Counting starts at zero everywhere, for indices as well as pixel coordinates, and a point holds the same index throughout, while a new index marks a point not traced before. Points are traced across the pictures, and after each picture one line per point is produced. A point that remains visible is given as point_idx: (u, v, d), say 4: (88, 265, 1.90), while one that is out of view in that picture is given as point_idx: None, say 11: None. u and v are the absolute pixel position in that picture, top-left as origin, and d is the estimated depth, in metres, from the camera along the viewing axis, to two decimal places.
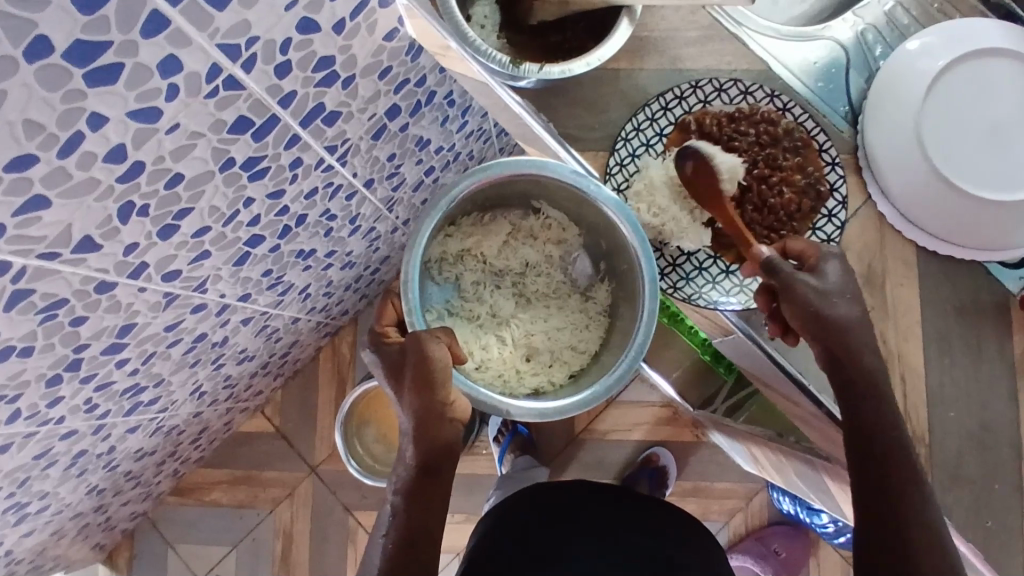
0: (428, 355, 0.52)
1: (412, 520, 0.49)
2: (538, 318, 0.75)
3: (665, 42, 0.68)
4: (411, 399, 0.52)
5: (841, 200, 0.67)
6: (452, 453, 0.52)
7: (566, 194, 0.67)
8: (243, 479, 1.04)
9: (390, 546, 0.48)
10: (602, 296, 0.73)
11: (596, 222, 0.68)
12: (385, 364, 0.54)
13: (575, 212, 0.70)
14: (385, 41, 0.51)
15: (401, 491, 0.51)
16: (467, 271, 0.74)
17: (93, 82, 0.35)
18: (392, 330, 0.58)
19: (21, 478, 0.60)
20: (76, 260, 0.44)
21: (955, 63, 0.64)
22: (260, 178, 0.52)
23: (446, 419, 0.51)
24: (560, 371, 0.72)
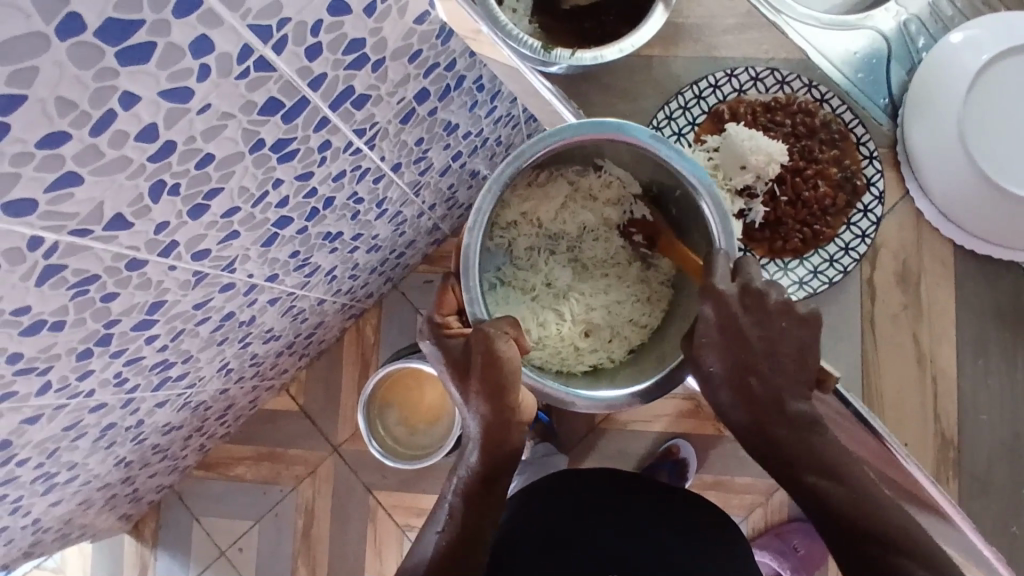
0: (501, 358, 0.54)
1: (467, 520, 0.57)
2: (598, 291, 0.73)
3: (704, 29, 0.66)
4: (481, 405, 0.56)
5: (878, 195, 0.67)
6: (514, 453, 0.58)
7: (636, 160, 0.63)
8: (267, 456, 1.06)
9: (443, 546, 0.56)
10: (665, 266, 0.72)
11: (668, 189, 0.64)
12: (450, 359, 0.58)
13: (642, 175, 0.66)
14: (416, 24, 0.51)
15: (464, 491, 0.58)
16: (522, 238, 0.72)
17: (125, 61, 0.35)
18: (453, 317, 0.61)
19: (50, 448, 0.62)
20: (107, 237, 0.44)
21: (999, 57, 0.62)
22: (289, 161, 0.52)
23: (512, 427, 0.57)
24: (619, 347, 0.70)
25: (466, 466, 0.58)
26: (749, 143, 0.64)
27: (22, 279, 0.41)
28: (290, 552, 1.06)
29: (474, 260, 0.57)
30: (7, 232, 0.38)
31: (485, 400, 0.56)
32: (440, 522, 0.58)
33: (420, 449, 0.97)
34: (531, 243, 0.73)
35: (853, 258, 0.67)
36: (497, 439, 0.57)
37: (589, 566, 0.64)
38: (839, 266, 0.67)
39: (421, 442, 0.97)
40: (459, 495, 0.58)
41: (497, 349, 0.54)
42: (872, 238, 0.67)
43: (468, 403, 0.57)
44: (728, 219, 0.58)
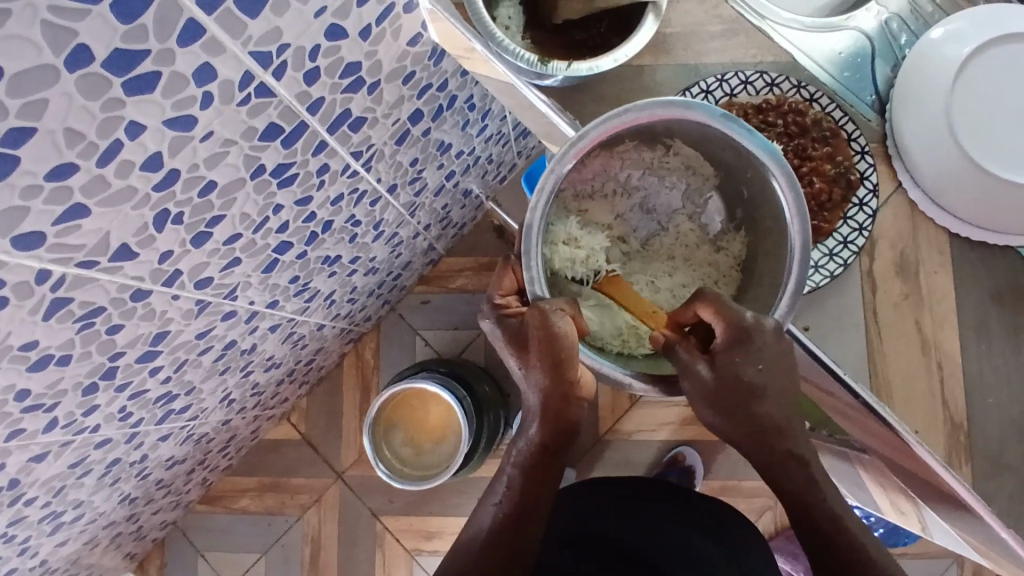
0: (559, 333, 0.52)
1: (526, 496, 0.55)
2: (661, 273, 0.66)
3: (695, 35, 0.67)
4: (542, 379, 0.54)
5: (872, 188, 0.68)
6: (574, 426, 0.56)
7: (709, 142, 0.58)
8: (271, 486, 1.05)
9: (501, 521, 0.54)
10: (735, 248, 0.64)
11: (737, 167, 0.58)
12: (510, 334, 0.55)
13: (714, 153, 0.59)
14: (410, 46, 0.52)
15: (524, 458, 0.56)
16: (592, 216, 0.65)
17: (131, 90, 0.35)
18: (512, 297, 0.58)
19: (57, 486, 0.61)
20: (113, 268, 0.44)
21: (982, 48, 0.65)
22: (289, 185, 0.53)
23: (573, 401, 0.55)
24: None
25: (525, 440, 0.56)
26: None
27: (30, 313, 0.41)
28: None
29: (534, 233, 0.53)
30: (17, 265, 0.38)
31: (545, 373, 0.53)
32: (497, 493, 0.56)
33: (428, 470, 0.96)
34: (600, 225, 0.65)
35: (852, 252, 0.68)
36: (558, 413, 0.55)
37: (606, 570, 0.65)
38: (839, 259, 0.68)
39: (429, 462, 0.97)
40: (517, 467, 0.56)
41: (558, 326, 0.52)
42: (869, 231, 0.68)
43: (527, 376, 0.55)
44: (802, 203, 0.53)
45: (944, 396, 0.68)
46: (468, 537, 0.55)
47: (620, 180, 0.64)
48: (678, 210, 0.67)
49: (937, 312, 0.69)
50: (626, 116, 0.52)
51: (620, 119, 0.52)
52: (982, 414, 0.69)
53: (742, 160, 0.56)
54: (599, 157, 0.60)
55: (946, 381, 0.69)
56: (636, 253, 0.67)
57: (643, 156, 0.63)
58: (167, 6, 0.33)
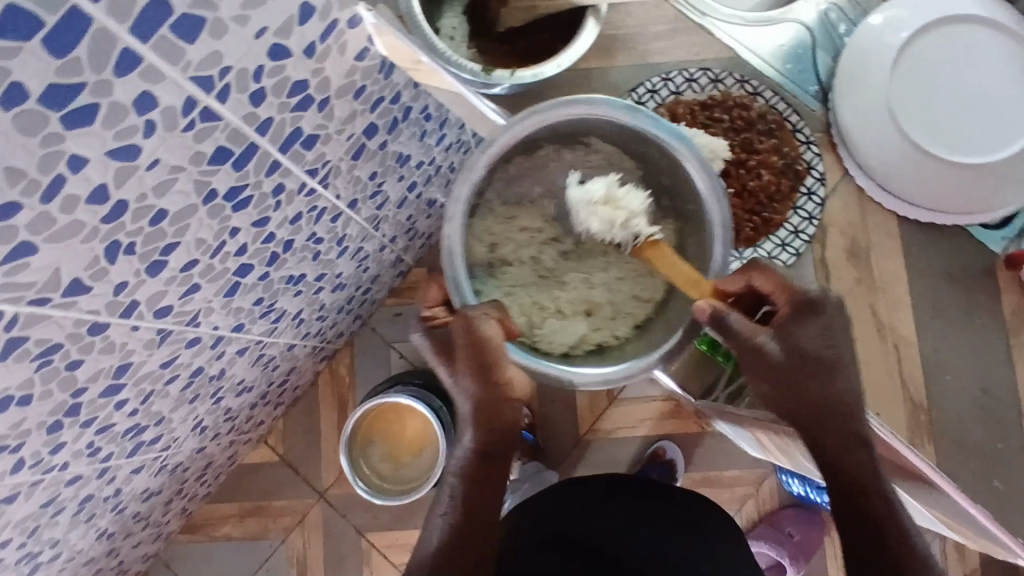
0: (485, 337, 0.54)
1: (471, 505, 0.53)
2: (596, 269, 0.67)
3: (639, 38, 0.76)
4: (471, 383, 0.53)
5: (818, 176, 0.78)
6: (511, 430, 0.55)
7: (625, 135, 0.63)
8: (252, 511, 1.04)
9: (449, 532, 0.52)
10: (665, 234, 0.66)
11: (655, 158, 0.63)
12: (435, 346, 0.55)
13: (631, 147, 0.64)
14: (357, 60, 0.52)
15: (465, 469, 0.53)
16: (521, 222, 0.67)
17: (70, 124, 0.35)
18: (438, 309, 0.59)
19: (30, 528, 0.60)
20: (66, 304, 0.44)
21: (916, 36, 0.73)
22: (244, 208, 0.52)
23: (506, 403, 0.54)
24: (622, 323, 0.67)
25: (463, 451, 0.54)
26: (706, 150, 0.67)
27: None
28: None
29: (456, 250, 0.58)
30: None
31: (473, 376, 0.53)
32: (443, 508, 0.53)
33: (408, 484, 0.96)
34: (530, 230, 0.67)
35: (803, 241, 0.78)
36: (492, 419, 0.54)
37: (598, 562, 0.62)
38: (790, 247, 0.77)
39: (408, 476, 0.96)
40: (459, 479, 0.53)
41: (485, 331, 0.54)
42: (817, 218, 0.78)
43: (456, 384, 0.54)
44: (715, 179, 0.59)
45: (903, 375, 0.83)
46: (418, 556, 0.52)
47: (550, 184, 0.66)
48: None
49: (891, 298, 0.83)
50: (535, 117, 0.58)
51: (535, 117, 0.58)
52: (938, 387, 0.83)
53: (655, 148, 0.62)
54: (523, 161, 0.64)
55: (903, 359, 0.83)
56: (570, 252, 0.68)
57: (563, 157, 0.65)
58: (101, 37, 0.33)
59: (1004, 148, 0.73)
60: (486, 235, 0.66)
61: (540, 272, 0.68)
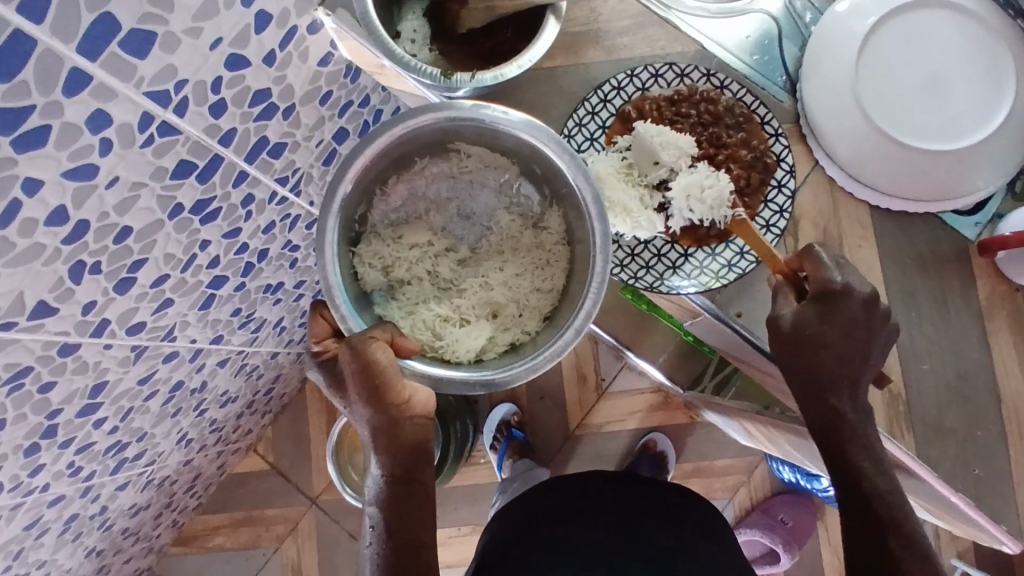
0: (369, 361, 0.50)
1: (396, 533, 0.51)
2: (492, 271, 0.66)
3: (602, 32, 0.69)
4: (367, 411, 0.52)
5: (790, 169, 0.68)
6: (421, 446, 0.53)
7: (488, 137, 0.59)
8: (244, 520, 1.03)
9: (378, 564, 0.51)
10: (557, 224, 0.64)
11: (521, 152, 0.59)
12: (332, 378, 0.54)
13: (497, 143, 0.60)
14: (321, 65, 0.51)
15: (380, 498, 0.52)
16: (409, 239, 0.64)
17: (22, 147, 0.34)
18: (330, 341, 0.56)
19: (14, 551, 0.60)
20: (34, 326, 0.43)
21: (887, 18, 0.66)
22: (213, 220, 0.52)
23: (409, 423, 0.52)
24: (531, 317, 0.63)
25: (376, 480, 0.53)
26: (658, 139, 0.66)
27: None
28: None
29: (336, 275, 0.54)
30: None
31: (367, 404, 0.51)
32: (368, 542, 0.52)
33: None
34: (420, 246, 0.65)
35: (775, 235, 0.68)
36: (395, 441, 0.52)
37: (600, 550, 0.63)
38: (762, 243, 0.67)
39: None
40: (376, 510, 0.52)
41: (368, 354, 0.50)
42: (790, 213, 0.68)
43: (355, 413, 0.53)
44: (580, 166, 0.55)
45: None
46: None
47: (430, 196, 0.65)
48: (496, 206, 0.66)
49: None
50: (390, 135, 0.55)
51: (386, 133, 0.54)
52: None
53: (519, 143, 0.58)
54: (398, 180, 0.62)
55: None
56: (467, 258, 0.67)
57: (438, 168, 0.63)
58: (46, 58, 0.32)
59: (985, 127, 0.66)
60: (376, 260, 0.62)
61: (440, 286, 0.66)
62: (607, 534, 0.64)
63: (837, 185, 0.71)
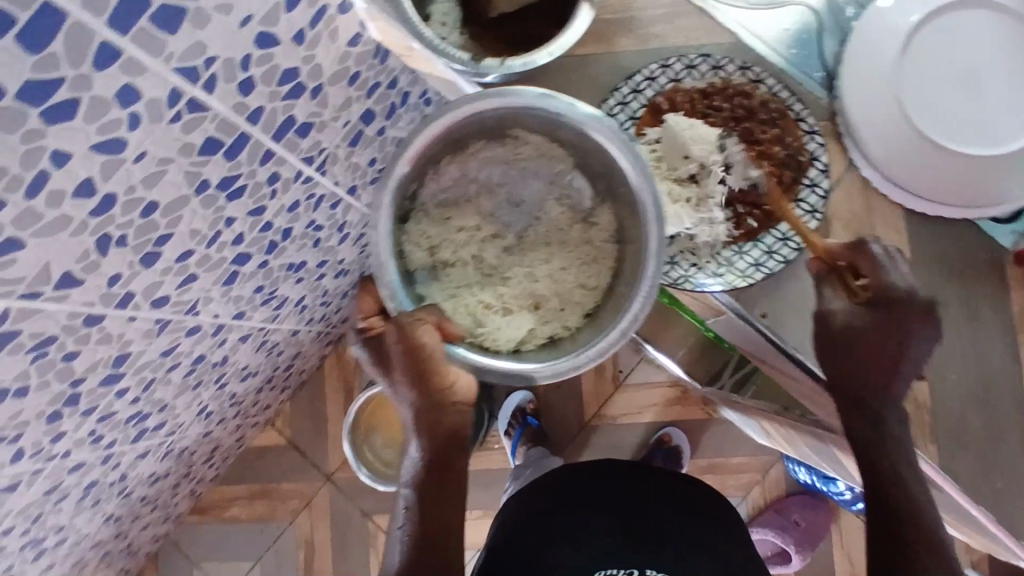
0: (417, 344, 0.52)
1: (428, 516, 0.52)
2: (538, 261, 0.66)
3: (635, 21, 0.69)
4: (409, 394, 0.53)
5: (823, 168, 0.68)
6: (458, 434, 0.54)
7: (550, 126, 0.61)
8: (260, 493, 1.05)
9: (408, 544, 0.51)
10: (606, 222, 0.65)
11: (580, 145, 0.62)
12: (373, 356, 0.54)
13: (558, 132, 0.61)
14: (350, 46, 0.51)
15: (416, 481, 0.53)
16: (457, 222, 0.65)
17: (51, 120, 0.34)
18: (375, 320, 0.57)
19: (34, 514, 0.61)
20: (59, 297, 0.44)
21: (930, 16, 0.64)
22: (239, 197, 0.52)
23: (450, 409, 0.53)
24: (572, 312, 0.65)
25: (412, 462, 0.54)
26: (690, 133, 0.65)
27: None
28: None
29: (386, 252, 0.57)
30: None
31: (410, 386, 0.52)
32: (399, 522, 0.53)
33: None
34: (467, 230, 0.65)
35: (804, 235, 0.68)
36: (435, 425, 0.53)
37: (608, 539, 0.63)
38: (793, 243, 0.67)
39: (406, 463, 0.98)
40: (410, 492, 0.53)
41: (415, 336, 0.52)
42: (821, 213, 0.68)
43: (397, 395, 0.54)
44: (639, 159, 0.58)
45: None
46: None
47: (481, 180, 0.64)
48: (545, 196, 0.66)
49: None
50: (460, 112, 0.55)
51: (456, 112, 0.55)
52: None
53: (581, 136, 0.60)
54: (451, 162, 0.62)
55: None
56: (513, 246, 0.66)
57: (493, 153, 0.63)
58: (77, 31, 0.32)
59: None
60: (424, 239, 0.64)
61: (483, 271, 0.66)
62: (616, 522, 0.65)
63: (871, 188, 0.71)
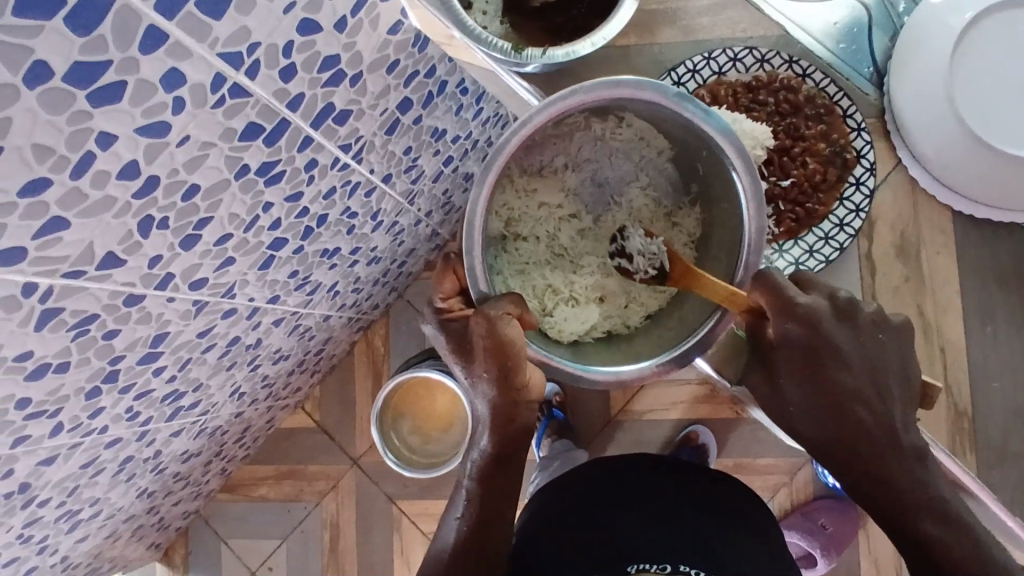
0: (504, 341, 0.51)
1: (488, 503, 0.55)
2: None
3: (679, 12, 0.71)
4: (489, 389, 0.53)
5: (869, 166, 0.72)
6: (526, 430, 0.55)
7: (657, 120, 0.58)
8: (289, 474, 1.07)
9: (465, 529, 0.55)
10: (689, 224, 0.65)
11: (691, 145, 0.58)
12: (452, 339, 0.55)
13: (667, 128, 0.58)
14: (390, 34, 0.51)
15: (481, 468, 0.55)
16: (540, 197, 0.65)
17: (97, 101, 0.35)
18: (455, 300, 0.57)
19: (70, 487, 0.63)
20: (101, 276, 0.45)
21: (985, 14, 0.64)
22: (277, 183, 0.52)
23: (524, 407, 0.54)
24: (636, 311, 0.65)
25: (478, 451, 0.55)
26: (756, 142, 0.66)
27: (20, 325, 0.42)
28: (318, 566, 1.07)
29: (476, 230, 0.52)
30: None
31: (491, 382, 0.53)
32: (459, 507, 0.56)
33: (436, 458, 0.98)
34: (549, 206, 0.66)
35: (848, 234, 0.73)
36: (507, 421, 0.54)
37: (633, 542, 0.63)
38: (835, 242, 0.73)
39: (436, 450, 0.99)
40: (474, 480, 0.55)
41: (504, 336, 0.51)
42: (866, 212, 0.72)
43: (474, 385, 0.54)
44: (757, 189, 0.53)
45: (949, 379, 0.79)
46: (438, 546, 0.56)
47: (572, 156, 0.64)
48: (632, 182, 0.67)
49: (940, 296, 0.78)
50: (573, 99, 0.51)
51: (564, 104, 0.51)
52: (984, 394, 0.80)
53: (694, 139, 0.56)
54: (549, 134, 0.59)
55: (950, 362, 0.79)
56: (588, 229, 0.67)
57: (594, 127, 0.61)
58: (124, 13, 0.33)
59: None
60: (504, 210, 0.63)
61: (554, 251, 0.67)
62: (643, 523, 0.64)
63: (918, 189, 0.75)
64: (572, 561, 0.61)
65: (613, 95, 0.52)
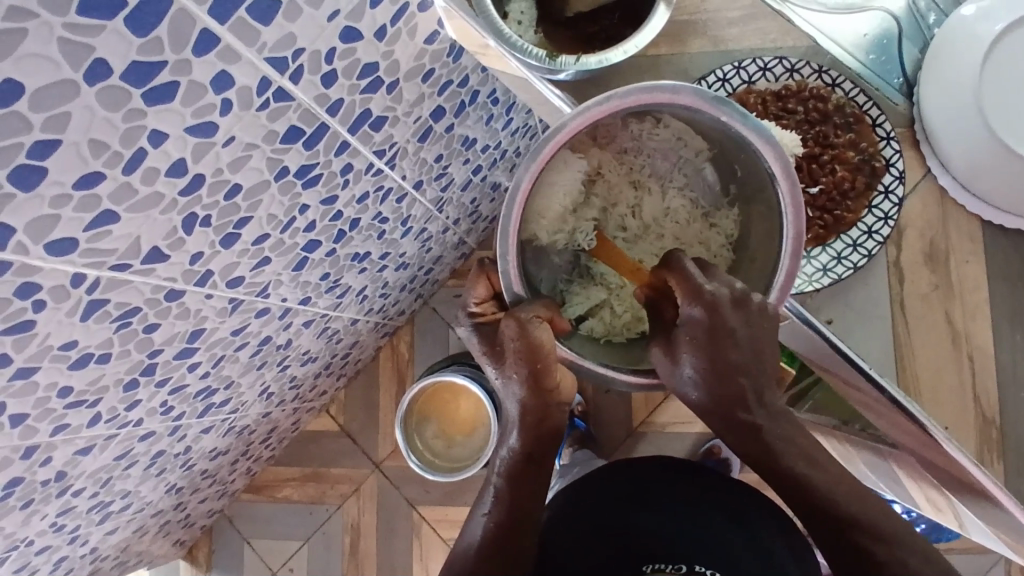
0: (536, 343, 0.52)
1: (517, 504, 0.55)
2: (650, 251, 0.68)
3: (709, 23, 0.70)
4: (520, 389, 0.54)
5: (897, 174, 0.73)
6: (556, 434, 0.56)
7: (693, 123, 0.58)
8: (312, 476, 1.08)
9: (492, 525, 0.55)
10: (727, 224, 0.64)
11: (730, 148, 0.57)
12: (484, 340, 0.56)
13: (705, 131, 0.58)
14: (427, 43, 0.53)
15: (509, 471, 0.56)
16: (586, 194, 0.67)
17: (151, 101, 0.37)
18: (488, 304, 0.59)
19: (104, 477, 0.65)
20: (145, 270, 0.46)
21: (1014, 25, 0.66)
22: (313, 186, 0.54)
23: (552, 409, 0.55)
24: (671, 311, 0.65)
25: (507, 450, 0.56)
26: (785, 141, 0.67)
27: (68, 315, 0.44)
28: (339, 569, 1.07)
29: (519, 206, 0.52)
30: (51, 271, 0.40)
31: (523, 382, 0.53)
32: (486, 504, 0.56)
33: (458, 462, 0.99)
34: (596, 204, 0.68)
35: (877, 241, 0.74)
36: (537, 423, 0.55)
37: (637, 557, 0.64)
38: (863, 249, 0.73)
39: (458, 455, 0.99)
40: (502, 478, 0.56)
41: (533, 335, 0.52)
42: (894, 219, 0.73)
43: (505, 386, 0.55)
44: (794, 190, 0.52)
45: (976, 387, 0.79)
46: (463, 543, 0.56)
47: (613, 156, 0.65)
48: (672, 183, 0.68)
49: (968, 304, 0.77)
50: (611, 103, 0.51)
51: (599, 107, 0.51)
52: (1014, 404, 0.79)
53: (735, 144, 0.55)
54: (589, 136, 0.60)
55: (979, 373, 0.79)
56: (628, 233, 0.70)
57: (632, 128, 0.61)
58: (179, 17, 0.34)
59: None
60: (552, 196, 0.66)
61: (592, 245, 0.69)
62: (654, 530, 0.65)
63: (946, 199, 0.75)
64: (579, 561, 0.63)
65: (652, 101, 0.51)
